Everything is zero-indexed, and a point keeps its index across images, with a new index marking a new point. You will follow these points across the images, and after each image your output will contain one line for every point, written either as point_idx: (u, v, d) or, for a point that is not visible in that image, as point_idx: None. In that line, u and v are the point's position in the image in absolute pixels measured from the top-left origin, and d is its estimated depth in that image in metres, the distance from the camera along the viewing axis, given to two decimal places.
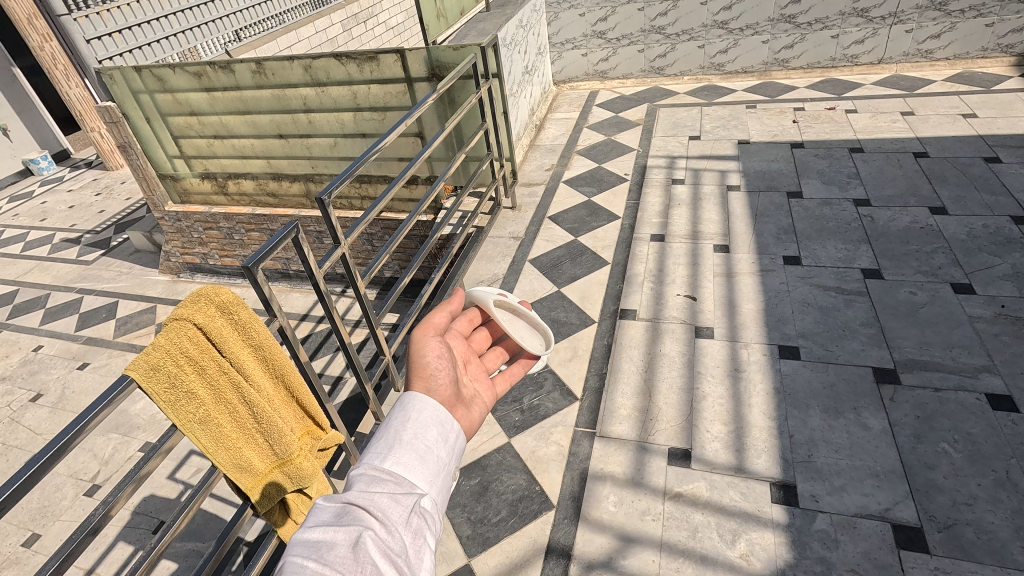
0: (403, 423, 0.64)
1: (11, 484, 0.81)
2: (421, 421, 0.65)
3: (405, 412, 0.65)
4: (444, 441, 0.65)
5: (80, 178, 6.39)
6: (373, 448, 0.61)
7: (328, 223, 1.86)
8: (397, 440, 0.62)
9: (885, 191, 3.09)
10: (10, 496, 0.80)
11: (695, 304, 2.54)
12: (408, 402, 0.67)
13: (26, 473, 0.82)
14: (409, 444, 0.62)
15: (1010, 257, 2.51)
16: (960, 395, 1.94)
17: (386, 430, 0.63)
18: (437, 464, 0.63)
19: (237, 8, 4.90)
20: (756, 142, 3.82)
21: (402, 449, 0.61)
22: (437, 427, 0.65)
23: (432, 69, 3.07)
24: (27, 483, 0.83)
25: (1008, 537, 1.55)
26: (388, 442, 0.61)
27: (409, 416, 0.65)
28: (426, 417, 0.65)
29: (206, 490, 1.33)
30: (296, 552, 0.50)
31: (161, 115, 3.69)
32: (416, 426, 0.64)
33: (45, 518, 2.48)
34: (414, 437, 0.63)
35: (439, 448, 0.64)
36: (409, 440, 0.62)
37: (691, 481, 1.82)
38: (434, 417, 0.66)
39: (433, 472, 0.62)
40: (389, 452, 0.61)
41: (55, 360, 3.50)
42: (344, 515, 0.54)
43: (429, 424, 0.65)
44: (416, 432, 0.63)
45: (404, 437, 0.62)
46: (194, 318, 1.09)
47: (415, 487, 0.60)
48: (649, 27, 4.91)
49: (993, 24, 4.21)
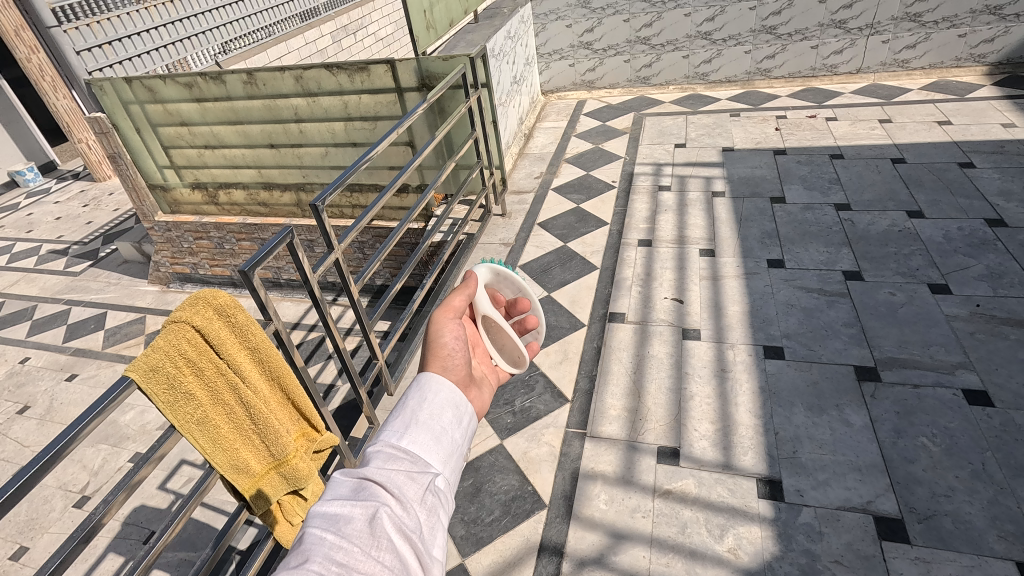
0: (419, 402, 0.64)
1: (7, 488, 0.80)
2: (436, 403, 0.65)
3: (422, 392, 0.65)
4: (459, 423, 0.65)
5: (67, 189, 6.36)
6: (390, 426, 0.61)
7: (322, 230, 1.89)
8: (413, 419, 0.62)
9: (864, 195, 3.17)
10: (6, 500, 0.80)
11: (681, 306, 2.59)
12: (424, 383, 0.67)
13: (19, 479, 0.81)
14: (425, 424, 0.63)
15: (984, 258, 2.59)
16: (938, 391, 2.01)
17: (403, 408, 0.64)
18: (451, 445, 0.63)
19: (227, 19, 4.81)
20: (740, 149, 3.91)
21: (417, 429, 0.62)
22: (453, 410, 0.65)
23: (422, 79, 3.13)
24: (19, 491, 0.82)
25: (985, 526, 1.60)
26: (405, 421, 0.62)
27: (426, 396, 0.65)
28: (441, 399, 0.65)
29: (197, 499, 1.34)
30: (315, 524, 0.52)
31: (152, 125, 3.71)
32: (431, 407, 0.64)
33: (33, 530, 2.46)
34: (430, 418, 0.63)
35: (454, 430, 0.65)
36: (425, 420, 0.63)
37: (680, 479, 1.86)
38: (450, 399, 0.66)
39: (447, 452, 0.62)
40: (404, 431, 0.61)
41: (43, 372, 3.48)
42: (361, 490, 0.56)
43: (444, 407, 0.65)
44: (432, 413, 0.64)
45: (420, 417, 0.63)
46: (192, 319, 1.11)
47: (430, 466, 0.61)
48: (635, 38, 5.01)
49: (966, 34, 4.36)
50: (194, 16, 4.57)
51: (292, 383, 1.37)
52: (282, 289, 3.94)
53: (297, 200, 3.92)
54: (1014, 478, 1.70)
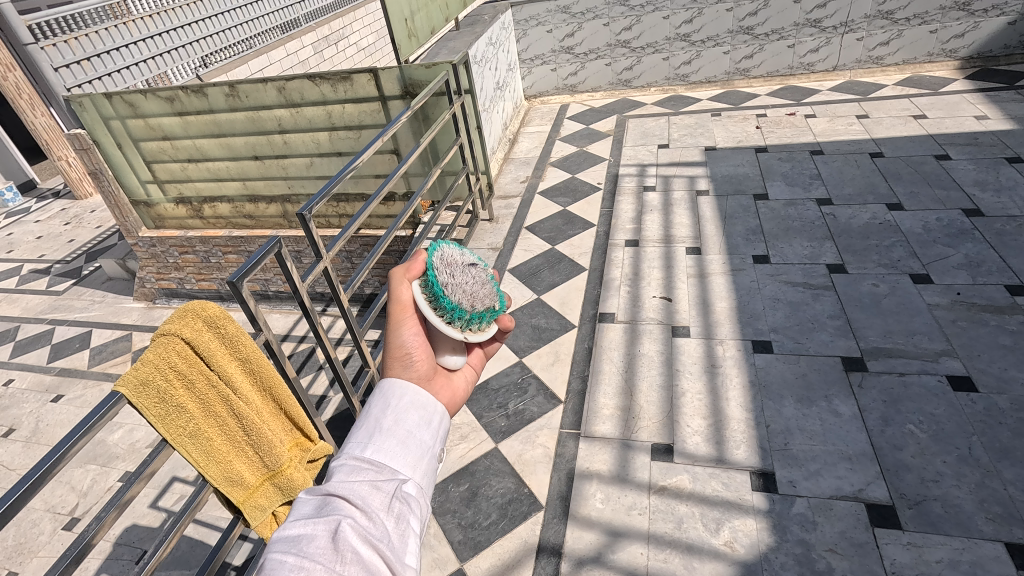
0: (383, 410, 0.64)
1: None
2: (401, 407, 0.65)
3: (385, 400, 0.66)
4: (425, 424, 0.66)
5: (48, 208, 6.26)
6: (354, 438, 0.61)
7: (310, 238, 1.87)
8: (375, 424, 0.62)
9: (845, 189, 3.24)
10: None
11: (670, 304, 2.62)
12: (386, 390, 0.67)
13: None
14: (389, 432, 0.62)
15: (962, 248, 2.65)
16: (923, 378, 2.04)
17: (367, 419, 0.63)
18: (418, 448, 0.63)
19: (206, 32, 4.78)
20: (722, 148, 3.96)
21: (380, 436, 0.61)
22: (418, 413, 0.66)
23: (405, 87, 3.17)
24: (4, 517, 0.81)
25: (973, 509, 1.63)
26: (369, 431, 0.62)
27: (390, 402, 0.65)
28: (405, 403, 0.66)
29: (190, 515, 1.33)
30: (276, 546, 0.49)
31: (133, 140, 3.67)
32: (395, 413, 0.65)
33: (21, 555, 2.40)
34: (394, 424, 0.63)
35: (421, 433, 0.65)
36: (389, 427, 0.63)
37: (675, 474, 1.87)
38: (413, 402, 0.67)
39: (415, 455, 0.62)
40: (369, 440, 0.61)
41: (27, 394, 3.42)
42: (324, 506, 0.54)
43: (409, 411, 0.66)
44: (396, 419, 0.64)
45: (384, 424, 0.63)
46: (182, 333, 1.10)
47: (397, 472, 0.60)
48: (615, 42, 5.06)
49: (937, 30, 4.46)
50: (174, 29, 4.51)
51: (285, 393, 1.36)
52: (271, 301, 3.92)
53: (282, 211, 3.91)
54: (999, 461, 1.74)
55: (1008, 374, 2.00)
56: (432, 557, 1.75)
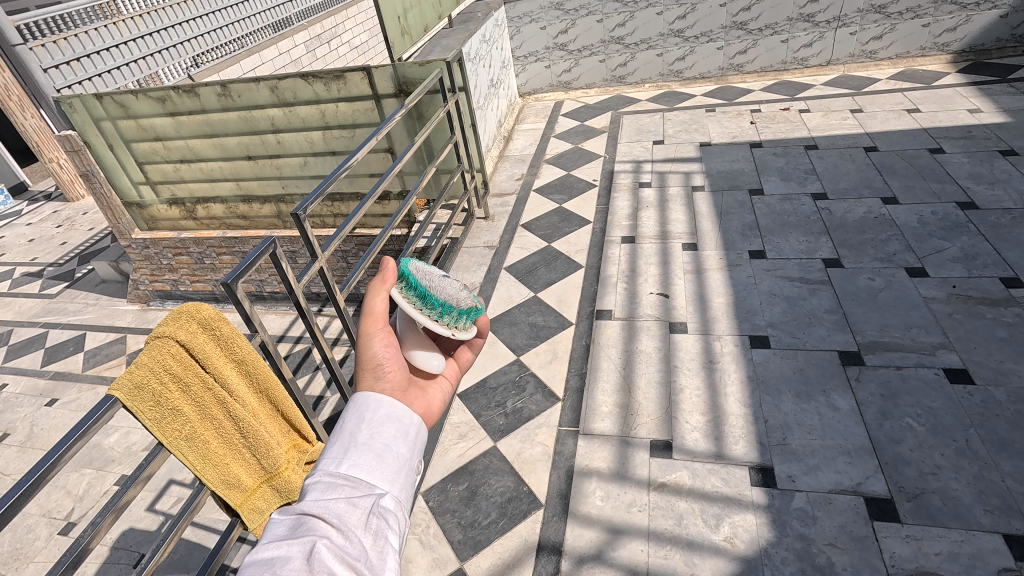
0: (358, 424, 0.63)
1: None
2: (376, 421, 0.64)
3: (360, 413, 0.65)
4: (402, 436, 0.65)
5: (39, 211, 6.21)
6: (328, 454, 0.60)
7: (304, 239, 1.85)
8: (349, 438, 0.61)
9: (840, 183, 3.24)
10: None
11: (667, 301, 2.61)
12: (360, 402, 0.66)
13: None
14: (365, 446, 0.61)
15: (958, 241, 2.65)
16: (920, 371, 2.05)
17: (342, 432, 0.62)
18: (395, 461, 0.62)
19: (196, 31, 4.74)
20: (717, 144, 3.95)
21: (356, 449, 0.60)
22: (394, 425, 0.65)
23: (399, 85, 3.14)
24: None
25: (971, 501, 1.64)
26: (344, 445, 0.60)
27: (365, 415, 0.64)
28: (380, 416, 0.65)
29: (188, 517, 1.32)
30: (250, 568, 0.49)
31: (125, 141, 3.64)
32: (371, 427, 0.63)
33: (18, 560, 2.38)
34: (370, 438, 0.62)
35: (398, 445, 0.64)
36: (365, 441, 0.62)
37: (674, 471, 1.87)
38: (390, 414, 0.65)
39: (391, 468, 0.61)
40: (343, 454, 0.60)
41: (21, 398, 3.38)
42: (299, 527, 0.54)
43: (384, 424, 0.64)
44: (372, 433, 0.62)
45: (359, 439, 0.61)
46: (177, 335, 1.09)
47: (375, 487, 0.59)
48: (609, 38, 5.05)
49: (929, 24, 4.47)
50: (165, 29, 4.47)
51: (281, 394, 1.34)
52: (266, 302, 3.90)
53: (277, 211, 3.90)
54: (997, 453, 1.74)
55: (1004, 367, 2.01)
56: (432, 557, 1.74)
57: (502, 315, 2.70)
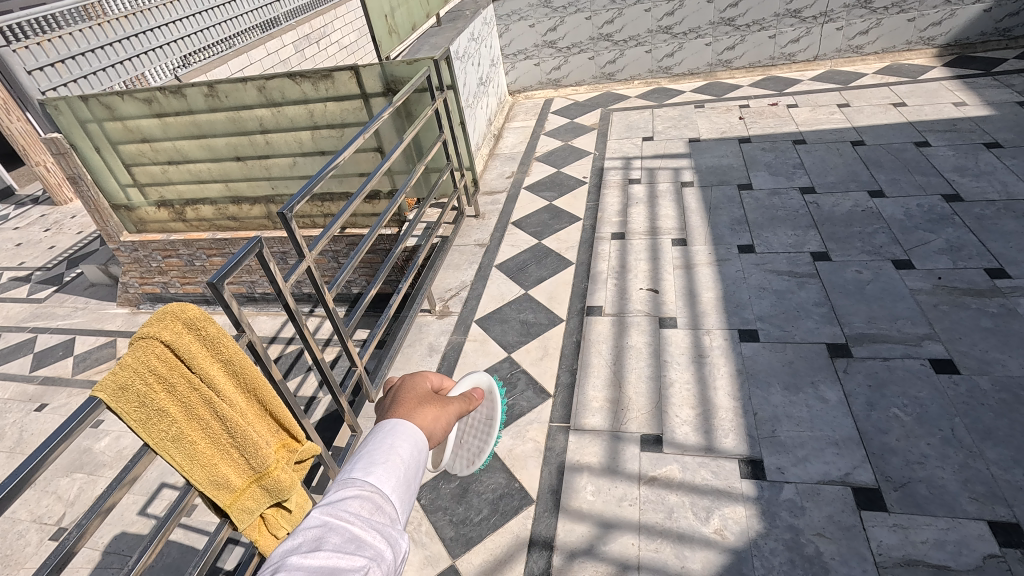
0: (401, 454, 0.63)
1: None
2: (415, 456, 0.64)
3: (404, 443, 0.64)
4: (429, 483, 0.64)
5: (26, 215, 6.15)
6: (371, 471, 0.58)
7: (292, 239, 1.84)
8: (391, 466, 0.61)
9: (828, 177, 3.27)
10: None
11: (657, 296, 2.62)
12: (404, 431, 0.65)
13: None
14: (404, 476, 0.61)
15: (943, 233, 2.68)
16: (906, 362, 2.07)
17: (384, 454, 0.61)
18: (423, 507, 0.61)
19: (183, 32, 4.71)
20: (706, 140, 3.97)
21: (398, 480, 0.60)
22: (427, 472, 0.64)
23: (387, 84, 3.12)
24: None
25: (957, 489, 1.66)
26: (387, 469, 0.60)
27: (408, 448, 0.64)
28: (419, 452, 0.65)
29: (175, 518, 1.31)
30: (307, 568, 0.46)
31: (112, 143, 3.61)
32: (411, 461, 0.63)
33: (7, 567, 2.36)
34: (407, 469, 0.62)
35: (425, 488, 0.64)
36: (404, 471, 0.61)
37: (664, 465, 1.88)
38: (426, 459, 0.65)
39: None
40: (387, 479, 0.59)
41: (10, 404, 3.35)
42: (347, 537, 0.51)
43: (420, 462, 0.64)
44: (412, 466, 0.62)
45: (399, 467, 0.61)
46: (161, 335, 1.08)
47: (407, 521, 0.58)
48: (598, 35, 5.05)
49: (915, 19, 4.50)
50: (151, 30, 4.43)
51: (269, 393, 1.34)
52: (257, 303, 3.89)
53: (267, 212, 3.88)
54: (982, 442, 1.76)
55: (989, 356, 2.03)
56: (424, 555, 1.75)
57: (493, 312, 2.71)
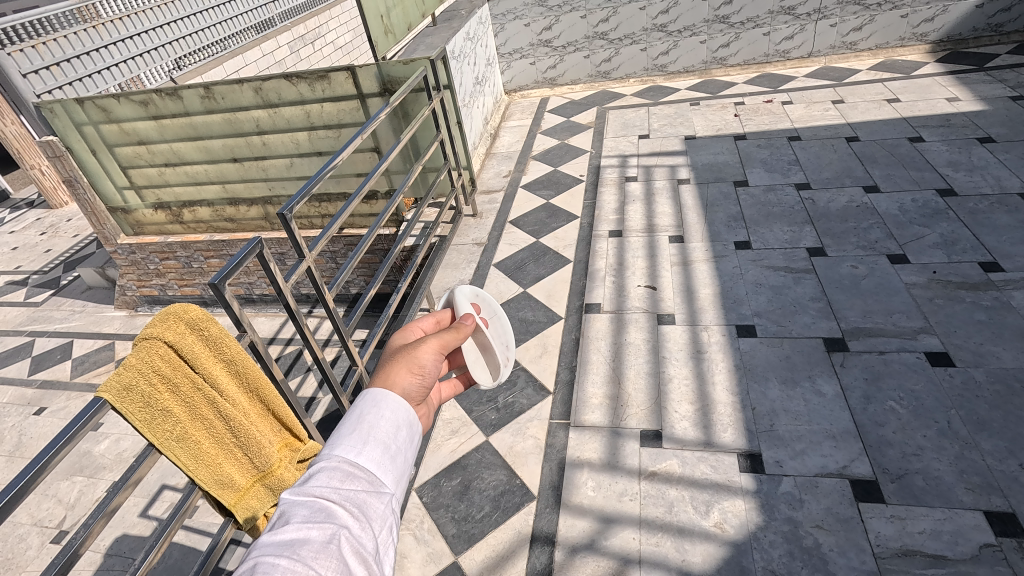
0: (376, 419, 0.63)
1: None
2: (391, 416, 0.64)
3: (377, 408, 0.64)
4: (412, 442, 0.65)
5: (21, 219, 6.13)
6: (345, 440, 0.59)
7: (291, 239, 1.85)
8: (364, 434, 0.61)
9: (822, 174, 3.29)
10: None
11: (655, 293, 2.64)
12: (376, 397, 0.66)
13: None
14: (380, 441, 0.61)
15: (938, 227, 2.70)
16: (903, 356, 2.09)
17: (360, 422, 0.62)
18: (404, 465, 0.62)
19: (178, 34, 4.70)
20: (702, 137, 3.99)
21: (372, 445, 0.60)
22: (407, 429, 0.65)
23: (384, 84, 3.12)
24: None
25: (953, 480, 1.68)
26: (361, 437, 0.60)
27: (382, 412, 0.64)
28: (396, 413, 0.65)
29: (179, 520, 1.32)
30: (268, 548, 0.49)
31: (108, 146, 3.60)
32: (388, 425, 0.63)
33: (9, 570, 2.36)
34: (383, 434, 0.62)
35: (408, 449, 0.64)
36: (381, 437, 0.62)
37: (664, 460, 1.90)
38: (405, 418, 0.65)
39: (402, 472, 0.61)
40: (359, 447, 0.60)
41: (8, 408, 3.35)
42: (317, 511, 0.53)
43: (399, 422, 0.65)
44: (388, 430, 0.63)
45: (374, 433, 0.62)
46: (165, 336, 1.09)
47: (386, 485, 0.59)
48: (593, 34, 5.07)
49: (908, 15, 4.52)
50: (146, 32, 4.42)
51: (272, 393, 1.34)
52: (256, 305, 3.90)
53: (264, 213, 3.88)
54: (977, 433, 1.79)
55: (983, 349, 2.05)
56: (426, 552, 1.76)
57: None
